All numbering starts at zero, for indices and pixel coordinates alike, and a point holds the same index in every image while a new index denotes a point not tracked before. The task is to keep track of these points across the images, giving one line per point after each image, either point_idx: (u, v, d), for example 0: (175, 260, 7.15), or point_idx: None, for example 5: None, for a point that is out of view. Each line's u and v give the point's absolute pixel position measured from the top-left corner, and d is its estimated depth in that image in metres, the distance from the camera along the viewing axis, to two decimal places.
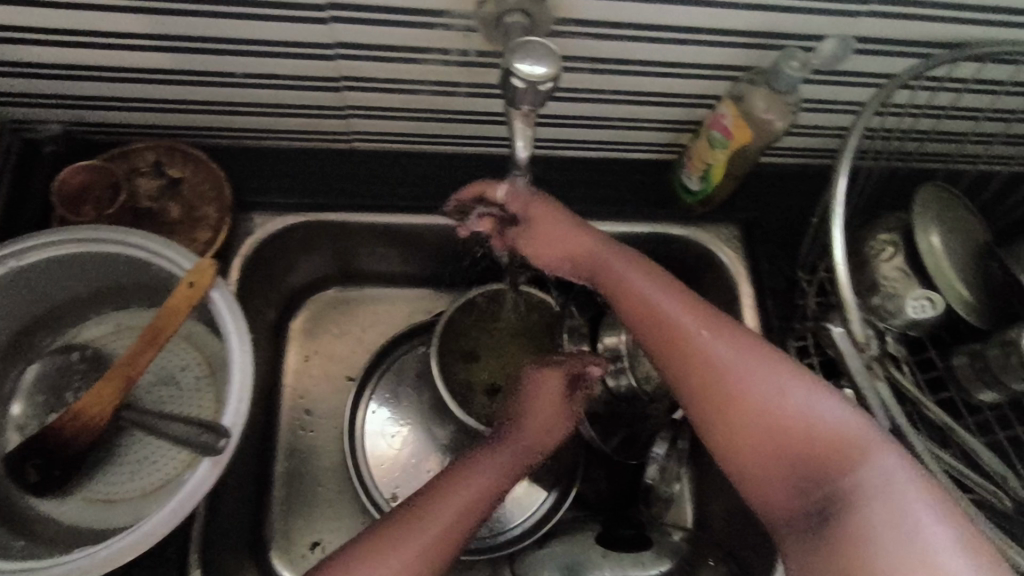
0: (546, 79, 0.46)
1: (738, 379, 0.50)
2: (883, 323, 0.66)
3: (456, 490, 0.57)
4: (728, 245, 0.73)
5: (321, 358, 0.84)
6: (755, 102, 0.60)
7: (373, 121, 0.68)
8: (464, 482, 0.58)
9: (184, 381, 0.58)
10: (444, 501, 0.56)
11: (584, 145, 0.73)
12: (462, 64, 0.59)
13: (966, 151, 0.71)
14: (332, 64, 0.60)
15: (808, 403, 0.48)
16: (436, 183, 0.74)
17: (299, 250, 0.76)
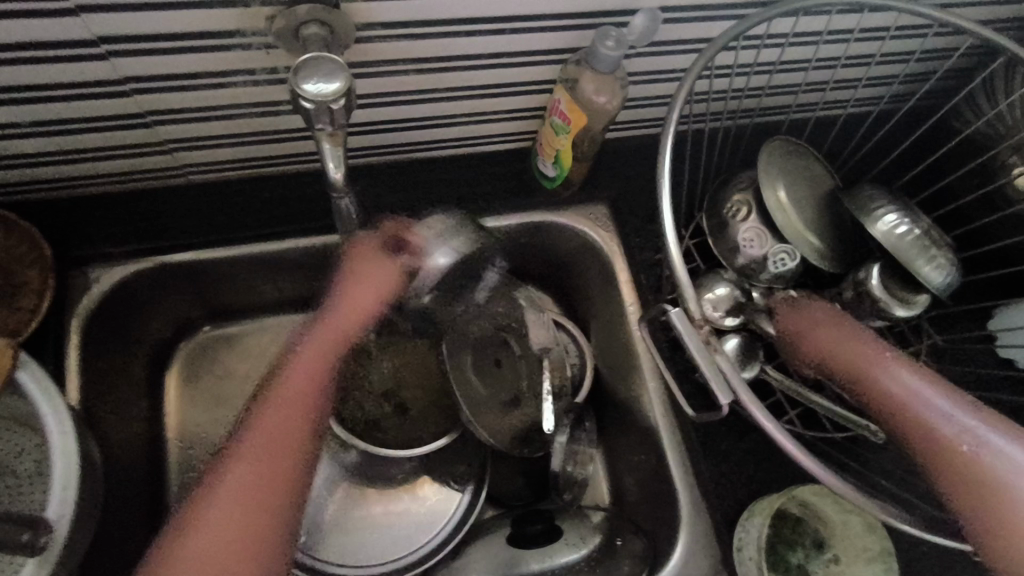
0: (337, 96, 0.43)
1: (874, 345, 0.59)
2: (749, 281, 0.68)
3: (238, 486, 0.54)
4: (598, 225, 0.74)
5: (205, 403, 0.79)
6: (584, 84, 0.59)
7: (196, 152, 0.63)
8: (250, 439, 0.55)
9: (21, 468, 0.53)
10: (230, 494, 0.54)
11: (434, 146, 0.70)
12: (275, 82, 0.56)
13: (804, 101, 0.73)
14: (130, 100, 0.55)
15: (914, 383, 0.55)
16: (287, 206, 0.70)
17: (153, 298, 0.71)
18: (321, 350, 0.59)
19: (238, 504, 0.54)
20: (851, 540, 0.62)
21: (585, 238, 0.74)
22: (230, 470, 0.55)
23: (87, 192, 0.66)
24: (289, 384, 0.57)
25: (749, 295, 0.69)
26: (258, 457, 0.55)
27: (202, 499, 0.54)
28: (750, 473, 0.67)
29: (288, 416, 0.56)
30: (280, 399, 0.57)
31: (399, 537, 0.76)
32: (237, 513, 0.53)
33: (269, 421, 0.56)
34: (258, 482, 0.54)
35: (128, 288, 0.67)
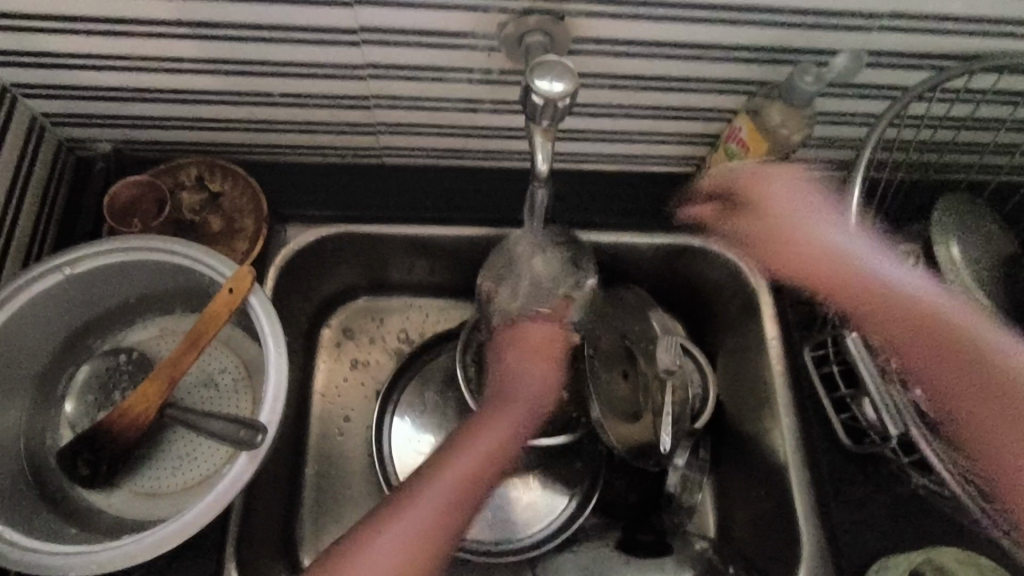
0: (564, 96, 0.48)
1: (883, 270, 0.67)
2: None
3: (415, 507, 0.58)
4: (748, 256, 0.75)
5: (350, 365, 0.86)
6: (771, 116, 0.61)
7: (399, 137, 0.72)
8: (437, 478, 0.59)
9: (223, 383, 0.62)
10: (397, 539, 0.56)
11: (604, 159, 0.75)
12: (486, 82, 0.62)
13: (987, 162, 0.71)
14: (362, 84, 0.63)
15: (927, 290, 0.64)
16: (461, 197, 0.76)
17: (331, 261, 0.79)
18: (513, 416, 0.64)
19: (414, 533, 0.57)
20: None
21: (736, 268, 0.75)
22: (402, 510, 0.57)
23: (298, 161, 0.76)
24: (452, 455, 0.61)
25: None
26: (438, 498, 0.58)
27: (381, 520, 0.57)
28: (883, 525, 0.67)
29: (473, 459, 0.61)
30: (470, 442, 0.62)
31: (510, 522, 0.79)
32: (405, 549, 0.56)
33: (472, 456, 0.61)
34: (436, 516, 0.58)
35: (317, 248, 0.75)
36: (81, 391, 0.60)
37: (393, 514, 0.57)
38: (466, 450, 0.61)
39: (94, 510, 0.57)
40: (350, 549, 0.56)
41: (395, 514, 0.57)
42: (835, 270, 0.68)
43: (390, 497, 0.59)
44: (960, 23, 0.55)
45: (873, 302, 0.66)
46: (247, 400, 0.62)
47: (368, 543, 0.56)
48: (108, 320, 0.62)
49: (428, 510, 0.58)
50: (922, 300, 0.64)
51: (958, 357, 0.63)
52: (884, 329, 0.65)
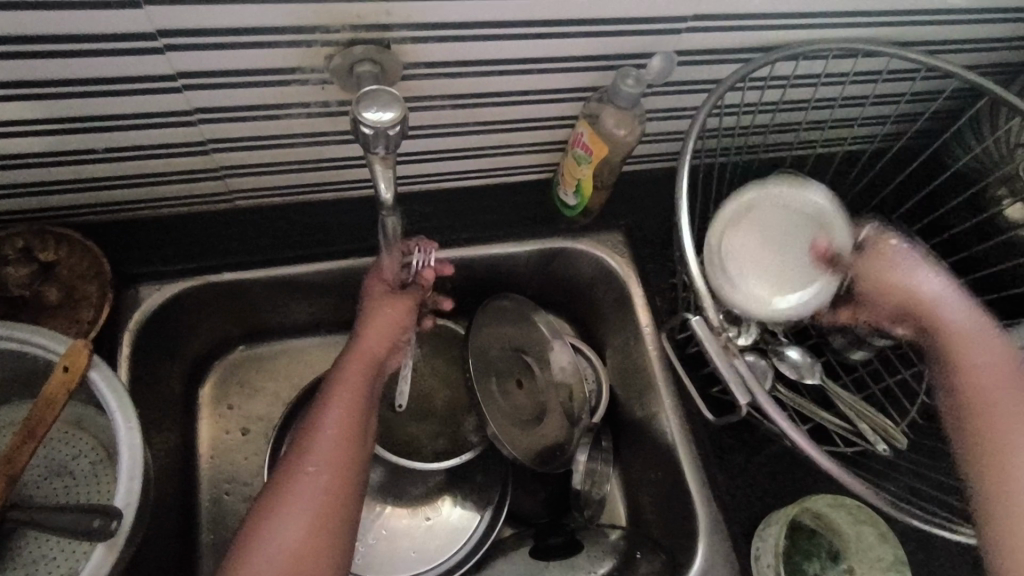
0: (394, 124, 0.48)
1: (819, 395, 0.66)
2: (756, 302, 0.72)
3: (290, 503, 0.58)
4: (614, 251, 0.78)
5: (237, 418, 0.82)
6: (606, 119, 0.65)
7: (248, 179, 0.69)
8: (294, 490, 0.59)
9: (79, 468, 0.57)
10: (295, 497, 0.58)
11: (463, 175, 0.76)
12: (326, 114, 0.61)
13: (805, 139, 0.79)
14: (194, 129, 0.61)
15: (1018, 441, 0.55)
16: (324, 231, 0.74)
17: (195, 317, 0.75)
18: (365, 353, 0.67)
19: (306, 497, 0.59)
20: (864, 552, 0.64)
21: (603, 263, 0.78)
22: (290, 478, 0.60)
23: (141, 216, 0.71)
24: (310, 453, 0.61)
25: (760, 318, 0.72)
26: (326, 465, 0.60)
27: (280, 496, 0.59)
28: (765, 484, 0.70)
29: (337, 430, 0.62)
30: (321, 413, 0.63)
31: (423, 551, 0.78)
32: (312, 505, 0.58)
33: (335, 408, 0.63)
34: (327, 485, 0.60)
35: (176, 305, 0.71)
36: None
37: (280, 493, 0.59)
38: (329, 413, 0.63)
39: None
40: (263, 516, 0.58)
41: (291, 482, 0.60)
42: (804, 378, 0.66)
43: (291, 452, 0.62)
44: (752, 20, 0.60)
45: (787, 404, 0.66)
46: (109, 482, 0.57)
47: (269, 519, 0.57)
48: None
49: (311, 493, 0.59)
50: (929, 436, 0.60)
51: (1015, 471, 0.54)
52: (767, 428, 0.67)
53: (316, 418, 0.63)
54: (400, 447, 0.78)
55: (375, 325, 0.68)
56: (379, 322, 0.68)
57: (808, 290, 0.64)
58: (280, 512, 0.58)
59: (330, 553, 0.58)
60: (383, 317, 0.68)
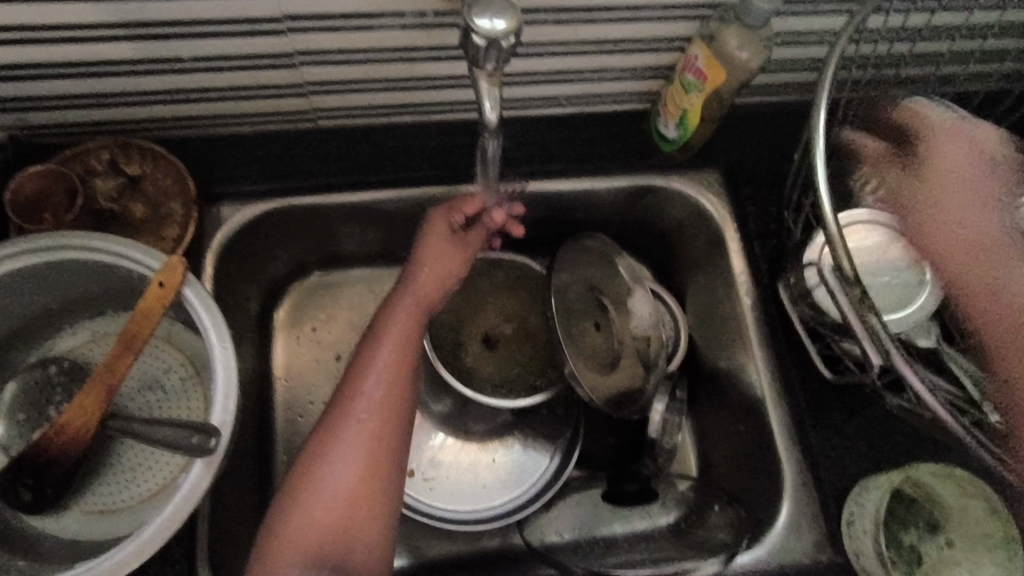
0: (507, 34, 0.43)
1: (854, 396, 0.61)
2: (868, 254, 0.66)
3: (340, 443, 0.55)
4: (711, 191, 0.73)
5: (311, 344, 0.82)
6: (727, 40, 0.58)
7: (333, 97, 0.66)
8: (343, 431, 0.56)
9: (170, 383, 0.58)
10: (344, 442, 0.55)
11: (554, 102, 0.70)
12: (420, 26, 0.57)
13: (941, 74, 0.70)
14: (284, 39, 0.57)
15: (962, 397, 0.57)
16: (408, 156, 0.71)
17: (275, 240, 0.74)
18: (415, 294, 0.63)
19: (357, 441, 0.56)
20: (967, 525, 0.60)
21: (697, 204, 0.73)
22: (340, 420, 0.56)
23: (224, 133, 0.69)
24: (360, 391, 0.58)
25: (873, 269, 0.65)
26: (377, 409, 0.57)
27: (330, 437, 0.56)
28: (862, 446, 0.66)
29: (389, 370, 0.59)
30: (372, 353, 0.60)
31: (490, 484, 0.79)
32: (363, 447, 0.55)
33: (386, 346, 0.60)
34: (378, 429, 0.56)
35: (257, 226, 0.70)
36: (12, 409, 0.55)
37: (328, 435, 0.56)
38: (384, 351, 0.60)
39: (45, 536, 0.53)
40: (312, 460, 0.55)
41: (340, 423, 0.56)
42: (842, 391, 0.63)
43: (340, 393, 0.58)
44: None
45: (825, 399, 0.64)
46: (198, 398, 0.57)
47: (321, 461, 0.55)
48: (30, 330, 0.57)
49: (363, 434, 0.56)
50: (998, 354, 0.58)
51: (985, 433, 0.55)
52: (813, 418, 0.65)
53: (371, 355, 0.60)
54: (481, 386, 0.76)
55: (433, 253, 0.65)
56: (433, 258, 0.65)
57: (917, 304, 0.61)
58: (329, 454, 0.55)
59: (385, 498, 0.55)
60: (438, 251, 0.65)
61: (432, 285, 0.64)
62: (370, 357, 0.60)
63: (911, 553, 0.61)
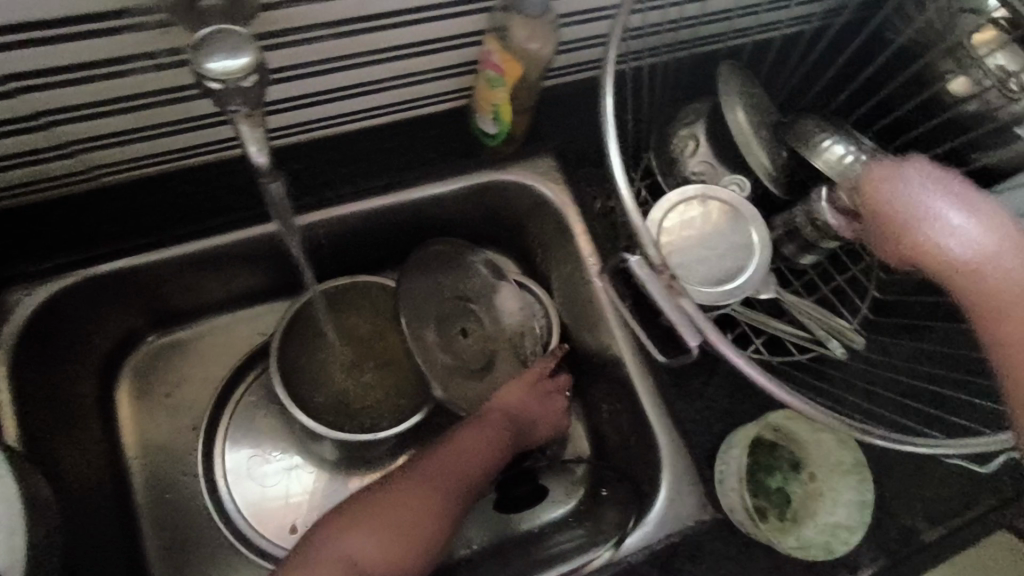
0: (247, 73, 0.39)
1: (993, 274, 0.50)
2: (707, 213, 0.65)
3: (356, 533, 0.60)
4: (547, 178, 0.72)
5: (166, 411, 0.76)
6: (515, 32, 0.56)
7: (108, 152, 0.59)
8: (360, 519, 0.61)
9: None
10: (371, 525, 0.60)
11: (365, 114, 0.66)
12: (176, 64, 0.51)
13: (738, 27, 0.71)
14: (17, 101, 0.50)
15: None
16: (215, 196, 0.65)
17: (86, 316, 0.66)
18: (499, 430, 0.69)
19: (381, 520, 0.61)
20: (824, 456, 0.62)
21: (537, 194, 0.72)
22: (374, 495, 0.63)
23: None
24: (412, 484, 0.63)
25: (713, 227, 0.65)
26: (400, 514, 0.61)
27: (355, 511, 0.62)
28: (724, 403, 0.67)
29: (462, 465, 0.66)
30: (462, 444, 0.67)
31: None
32: (370, 540, 0.60)
33: (460, 454, 0.66)
34: (391, 535, 0.60)
35: (57, 309, 0.62)
36: None
37: (349, 513, 0.62)
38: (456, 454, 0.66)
39: None
40: (336, 529, 0.61)
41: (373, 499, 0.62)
42: (992, 287, 0.50)
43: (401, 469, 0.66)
44: None
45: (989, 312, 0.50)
46: None
47: (333, 535, 0.60)
48: None
49: (378, 530, 0.60)
50: (946, 250, 0.51)
51: (1022, 356, 0.49)
52: (985, 326, 0.50)
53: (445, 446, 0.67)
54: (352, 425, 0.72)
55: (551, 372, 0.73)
56: (529, 404, 0.71)
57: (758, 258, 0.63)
58: (341, 537, 0.60)
59: None
60: (511, 401, 0.70)
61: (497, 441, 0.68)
62: (447, 450, 0.66)
63: (779, 496, 0.64)
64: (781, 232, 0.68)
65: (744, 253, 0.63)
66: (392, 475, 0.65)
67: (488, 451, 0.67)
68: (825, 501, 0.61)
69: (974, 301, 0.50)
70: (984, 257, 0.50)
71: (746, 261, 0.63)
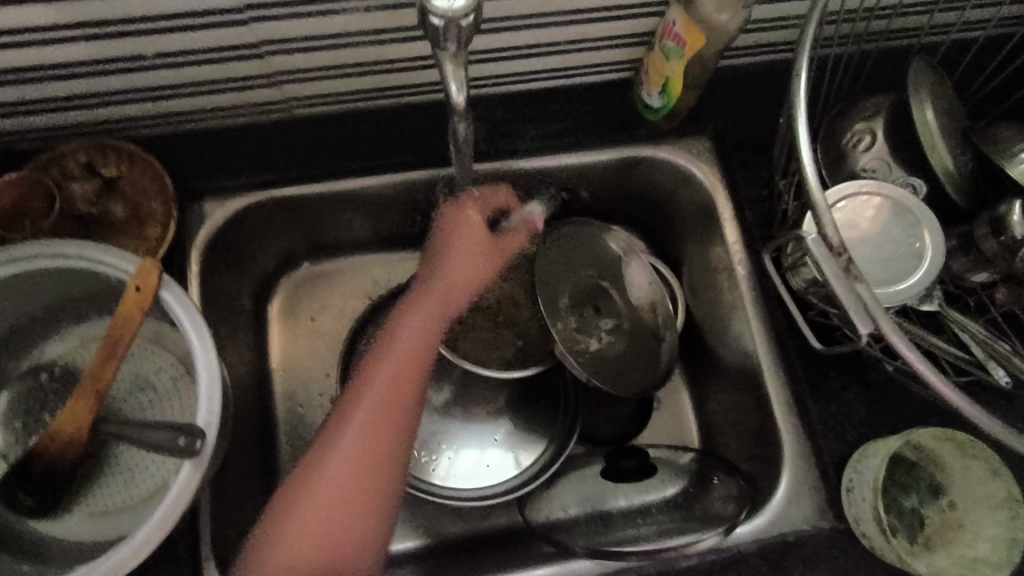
0: (467, 13, 0.42)
1: None
2: (877, 209, 0.61)
3: (336, 468, 0.58)
4: (701, 158, 0.71)
5: (308, 335, 0.82)
6: (705, 3, 0.56)
7: (306, 85, 0.65)
8: (341, 454, 0.58)
9: (161, 383, 0.58)
10: (314, 501, 0.57)
11: (534, 75, 0.69)
12: (385, 7, 0.55)
13: (936, 23, 0.67)
14: (245, 29, 0.56)
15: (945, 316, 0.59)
16: (388, 139, 0.70)
17: (261, 233, 0.73)
18: (424, 324, 0.67)
19: (346, 476, 0.57)
20: (969, 486, 0.59)
21: (687, 172, 0.71)
22: (339, 434, 0.59)
23: (201, 127, 0.68)
24: (358, 411, 0.60)
25: (883, 226, 0.61)
26: (370, 445, 0.59)
27: (329, 449, 0.58)
28: (862, 412, 0.65)
29: (387, 372, 0.62)
30: (377, 362, 0.63)
31: (487, 470, 0.77)
32: (355, 455, 0.58)
33: (357, 406, 0.60)
34: (374, 448, 0.59)
35: (242, 220, 0.69)
36: (7, 418, 0.56)
37: (325, 453, 0.58)
38: (378, 380, 0.62)
39: (47, 541, 0.53)
40: (322, 453, 0.58)
41: (337, 433, 0.59)
42: None
43: (334, 420, 0.60)
44: None
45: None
46: (191, 397, 0.58)
47: (319, 474, 0.58)
48: (18, 339, 0.57)
49: (356, 454, 0.58)
50: None
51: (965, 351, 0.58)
52: None
53: (373, 373, 0.62)
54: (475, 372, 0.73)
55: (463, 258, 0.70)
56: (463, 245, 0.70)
57: (927, 264, 0.59)
58: (319, 472, 0.58)
59: (371, 513, 0.57)
60: (425, 307, 0.68)
61: (485, 276, 0.72)
62: (371, 370, 0.63)
63: (912, 517, 0.60)
64: (954, 243, 0.63)
65: (914, 256, 0.60)
66: (328, 420, 0.61)
67: (400, 381, 0.62)
68: (963, 534, 0.58)
69: None
70: None
71: (915, 266, 0.59)
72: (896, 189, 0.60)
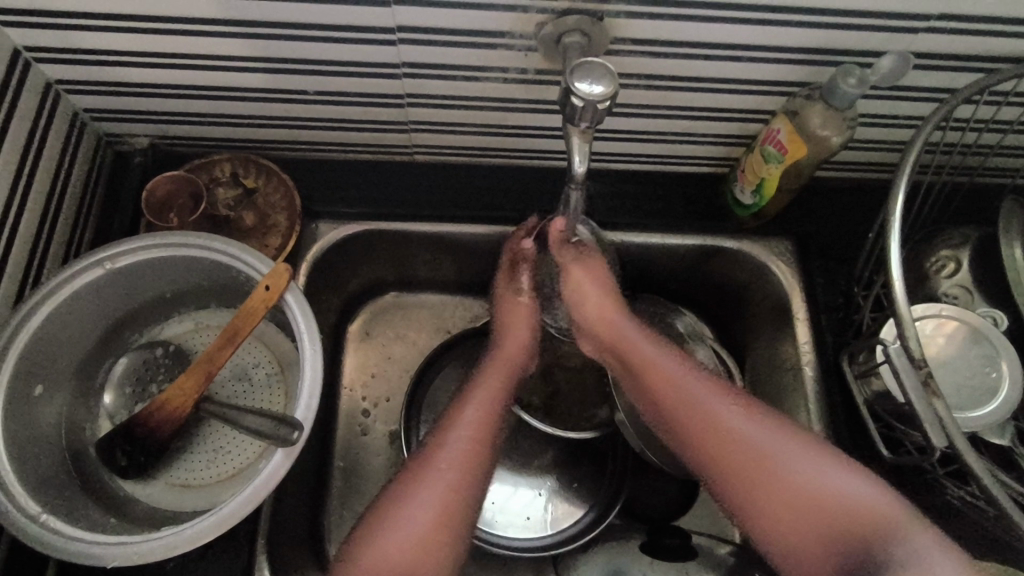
0: (604, 98, 0.47)
1: (842, 487, 0.57)
2: (956, 333, 0.62)
3: (424, 488, 0.60)
4: (782, 260, 0.73)
5: (377, 361, 0.84)
6: (811, 117, 0.61)
7: (434, 135, 0.72)
8: (430, 478, 0.60)
9: (256, 377, 0.63)
10: (433, 488, 0.60)
11: (636, 159, 0.75)
12: (521, 81, 0.62)
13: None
14: (399, 82, 0.64)
15: (836, 480, 0.57)
16: (493, 194, 0.77)
17: (360, 258, 0.79)
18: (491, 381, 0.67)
19: (441, 495, 0.60)
20: None
21: (766, 272, 0.73)
22: (439, 443, 0.62)
23: (333, 158, 0.77)
24: (445, 438, 0.62)
25: (960, 350, 0.62)
26: (457, 462, 0.61)
27: (427, 464, 0.61)
28: None
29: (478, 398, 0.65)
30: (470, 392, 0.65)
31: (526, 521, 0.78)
32: (451, 483, 0.60)
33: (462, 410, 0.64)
34: (457, 479, 0.60)
35: (347, 245, 0.75)
36: (119, 383, 0.63)
37: (416, 471, 0.61)
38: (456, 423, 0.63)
39: (133, 500, 0.58)
40: (413, 475, 0.61)
41: (432, 454, 0.62)
42: (844, 509, 0.56)
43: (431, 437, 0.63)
44: (1003, 25, 0.54)
45: (748, 476, 0.59)
46: (281, 394, 0.63)
47: (404, 498, 0.60)
48: (144, 315, 0.64)
49: (442, 485, 0.60)
50: (837, 492, 0.57)
51: (839, 517, 0.56)
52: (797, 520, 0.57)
53: (459, 405, 0.64)
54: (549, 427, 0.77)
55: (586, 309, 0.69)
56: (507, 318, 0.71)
57: (1001, 398, 0.59)
58: (410, 496, 0.60)
59: (443, 558, 0.58)
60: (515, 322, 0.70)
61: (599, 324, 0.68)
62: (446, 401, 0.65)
63: None
64: None
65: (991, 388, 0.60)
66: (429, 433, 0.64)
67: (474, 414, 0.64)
68: None
69: (840, 529, 0.56)
70: (875, 513, 0.55)
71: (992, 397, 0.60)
72: (974, 317, 0.62)
